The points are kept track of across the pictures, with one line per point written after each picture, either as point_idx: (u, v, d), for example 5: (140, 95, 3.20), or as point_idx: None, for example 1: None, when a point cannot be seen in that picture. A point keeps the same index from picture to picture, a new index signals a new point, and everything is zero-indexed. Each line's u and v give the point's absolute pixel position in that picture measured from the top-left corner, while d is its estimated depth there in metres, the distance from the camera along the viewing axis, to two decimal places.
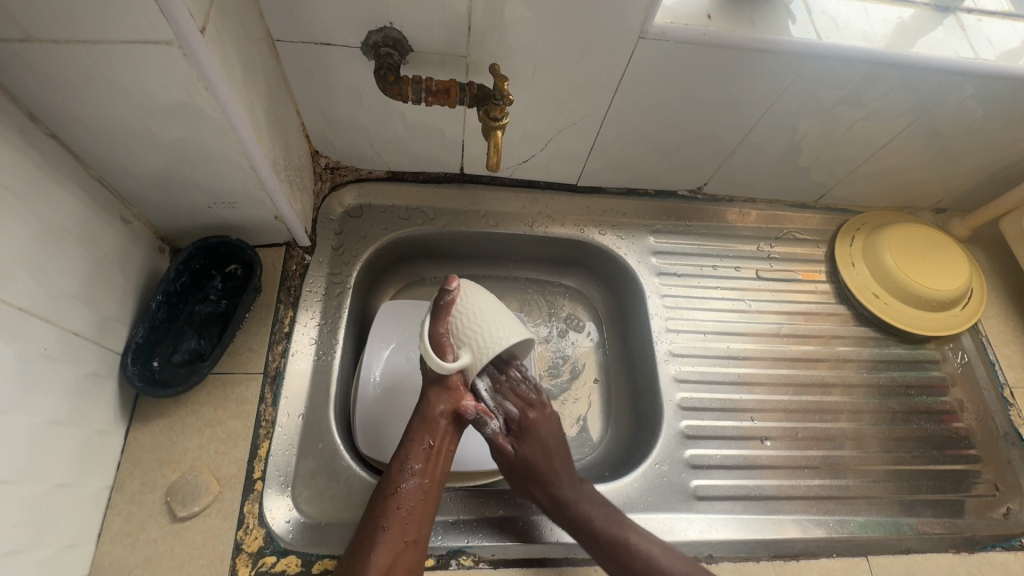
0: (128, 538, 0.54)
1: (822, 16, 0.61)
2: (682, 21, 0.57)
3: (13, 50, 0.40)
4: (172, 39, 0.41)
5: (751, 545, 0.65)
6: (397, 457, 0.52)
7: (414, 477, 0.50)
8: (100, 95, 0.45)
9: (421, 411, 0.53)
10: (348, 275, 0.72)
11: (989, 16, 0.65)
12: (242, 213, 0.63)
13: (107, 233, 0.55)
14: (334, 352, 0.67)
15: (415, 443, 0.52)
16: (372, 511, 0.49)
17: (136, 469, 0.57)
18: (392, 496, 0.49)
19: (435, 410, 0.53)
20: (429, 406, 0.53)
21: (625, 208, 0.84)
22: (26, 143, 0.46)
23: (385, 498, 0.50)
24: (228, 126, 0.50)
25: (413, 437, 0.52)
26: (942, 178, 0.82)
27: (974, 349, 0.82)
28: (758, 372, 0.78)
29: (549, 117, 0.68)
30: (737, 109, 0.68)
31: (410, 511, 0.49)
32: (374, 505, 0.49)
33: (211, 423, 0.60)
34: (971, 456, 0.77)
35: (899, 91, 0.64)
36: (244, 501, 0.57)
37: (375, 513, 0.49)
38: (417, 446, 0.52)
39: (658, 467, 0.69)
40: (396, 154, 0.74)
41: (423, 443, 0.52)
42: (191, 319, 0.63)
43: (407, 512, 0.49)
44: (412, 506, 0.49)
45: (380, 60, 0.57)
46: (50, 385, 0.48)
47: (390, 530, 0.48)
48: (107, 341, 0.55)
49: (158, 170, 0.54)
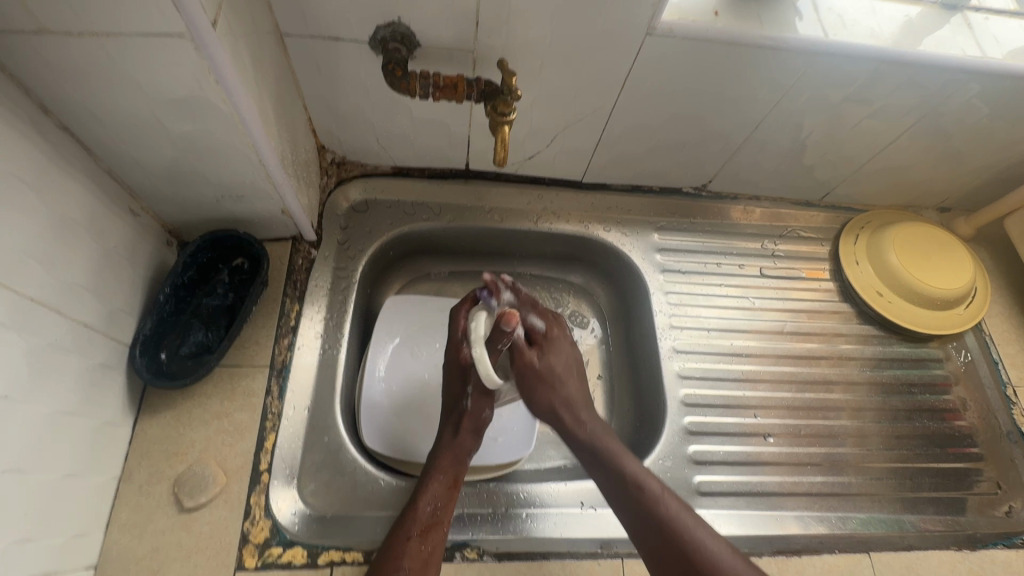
0: (136, 529, 0.54)
1: (830, 13, 0.61)
2: (689, 17, 0.57)
3: (26, 42, 0.40)
4: (184, 32, 0.41)
5: (753, 540, 0.65)
6: (420, 497, 0.55)
7: (436, 517, 0.54)
8: (111, 88, 0.45)
9: (443, 450, 0.58)
10: (354, 270, 0.72)
11: (997, 14, 0.65)
12: (249, 206, 0.63)
13: (116, 225, 0.56)
14: (340, 346, 0.67)
15: (437, 482, 0.56)
16: (395, 550, 0.52)
17: (144, 460, 0.57)
18: (416, 536, 0.53)
19: (461, 450, 0.59)
20: (453, 446, 0.58)
21: (629, 205, 0.84)
22: (38, 134, 0.46)
23: (407, 537, 0.53)
24: (237, 120, 0.50)
25: (437, 477, 0.57)
26: (947, 177, 0.82)
27: (977, 347, 0.82)
28: (762, 369, 0.78)
29: (555, 113, 0.68)
30: (743, 106, 0.68)
31: (430, 550, 0.53)
32: (396, 542, 0.52)
33: (218, 415, 0.60)
34: (973, 454, 0.77)
35: (906, 89, 0.64)
36: (250, 493, 0.57)
37: (399, 552, 0.52)
38: (441, 485, 0.56)
39: (662, 462, 0.69)
40: (402, 149, 0.74)
41: (446, 483, 0.57)
42: (199, 312, 0.63)
43: (428, 552, 0.53)
44: (433, 545, 0.53)
45: (387, 54, 0.58)
46: (60, 375, 0.49)
47: (412, 568, 0.51)
48: (115, 333, 0.55)
49: (168, 163, 0.55)
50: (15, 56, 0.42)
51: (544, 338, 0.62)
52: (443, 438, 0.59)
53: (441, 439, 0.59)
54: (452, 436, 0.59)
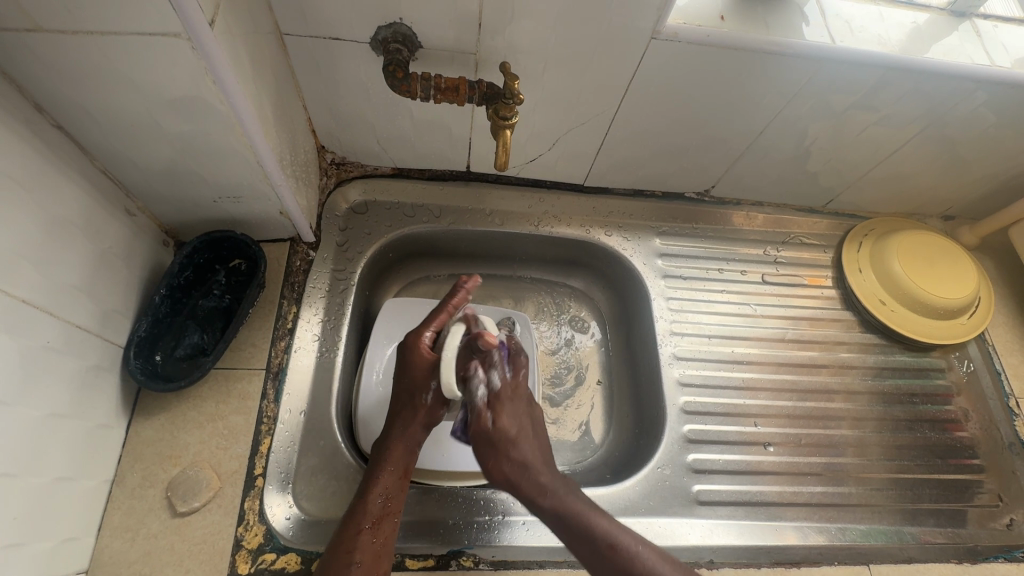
0: (128, 533, 0.54)
1: (837, 19, 0.61)
2: (695, 23, 0.56)
3: (21, 40, 0.40)
4: (181, 32, 0.40)
5: (751, 551, 0.65)
6: (371, 490, 0.53)
7: (387, 509, 0.53)
8: (108, 87, 0.45)
9: (393, 442, 0.56)
10: (352, 273, 0.72)
11: (1005, 22, 0.65)
12: (246, 207, 0.62)
13: (111, 225, 0.55)
14: (337, 350, 0.67)
15: (388, 474, 0.55)
16: (346, 546, 0.50)
17: (137, 464, 0.57)
18: (367, 530, 0.51)
19: (410, 440, 0.56)
20: (404, 437, 0.56)
21: (631, 210, 0.83)
22: (32, 133, 0.45)
23: (357, 532, 0.51)
24: (234, 120, 0.49)
25: (388, 468, 0.55)
26: (952, 186, 0.81)
27: (980, 358, 0.81)
28: (762, 377, 0.78)
29: (558, 116, 0.67)
30: (747, 112, 0.67)
31: (381, 543, 0.51)
32: (347, 538, 0.51)
33: (213, 418, 0.60)
34: (974, 466, 0.76)
35: (912, 97, 0.64)
36: (245, 497, 0.57)
37: (349, 548, 0.50)
38: (392, 478, 0.55)
39: (661, 470, 0.69)
40: (402, 151, 0.73)
41: (396, 474, 0.55)
42: (195, 313, 0.62)
43: (379, 544, 0.51)
44: (384, 538, 0.52)
45: (388, 56, 0.57)
46: (53, 378, 0.48)
47: (363, 563, 0.50)
48: (109, 334, 0.55)
49: (164, 164, 0.54)
50: (9, 54, 0.41)
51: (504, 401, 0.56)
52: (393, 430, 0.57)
53: (392, 432, 0.57)
54: (403, 428, 0.57)
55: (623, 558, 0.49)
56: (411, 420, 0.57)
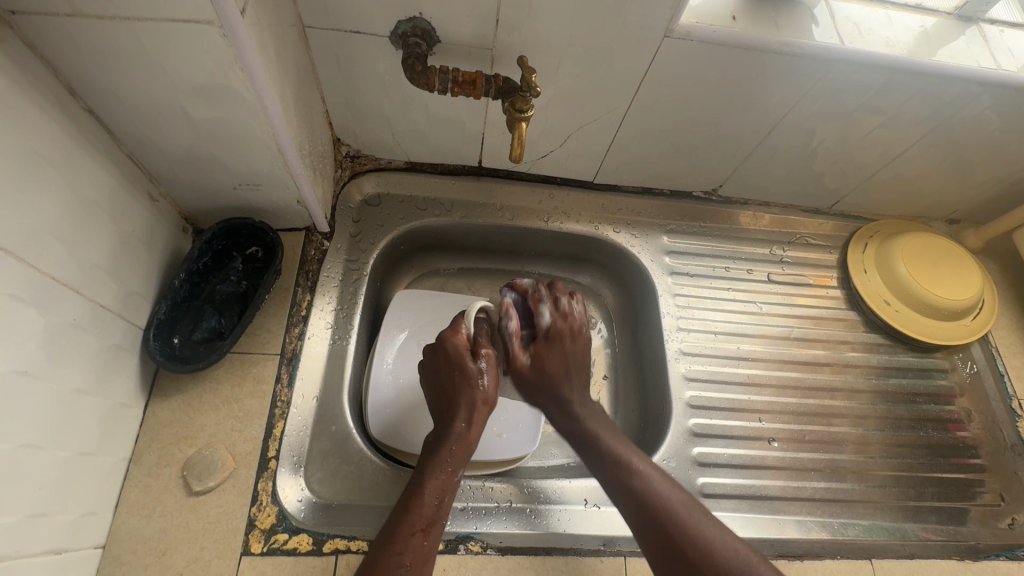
0: (144, 510, 0.55)
1: (846, 21, 0.62)
2: (707, 22, 0.57)
3: (60, 25, 0.41)
4: (213, 19, 0.42)
5: (755, 543, 0.65)
6: (427, 489, 0.51)
7: (440, 512, 0.51)
8: (139, 72, 0.46)
9: (454, 440, 0.54)
10: (365, 263, 0.73)
11: (1011, 28, 0.66)
12: (265, 195, 0.64)
13: (134, 210, 0.56)
14: (349, 337, 0.68)
15: (445, 474, 0.53)
16: (397, 547, 0.47)
17: (154, 444, 0.58)
18: (419, 530, 0.49)
19: (469, 442, 0.55)
20: (462, 437, 0.55)
21: (639, 207, 0.84)
22: (64, 116, 0.47)
23: (410, 532, 0.48)
24: (259, 107, 0.51)
25: (445, 467, 0.53)
26: (958, 189, 0.82)
27: (983, 359, 0.82)
28: (768, 374, 0.79)
29: (570, 113, 0.69)
30: (756, 111, 0.68)
31: (429, 548, 0.49)
32: (397, 538, 0.48)
33: (228, 401, 0.61)
34: (976, 466, 0.77)
35: (920, 99, 0.65)
36: (259, 478, 0.58)
37: (401, 547, 0.47)
38: (448, 477, 0.53)
39: (666, 463, 0.70)
40: (416, 145, 0.75)
41: (452, 475, 0.53)
42: (212, 298, 0.63)
43: (428, 549, 0.48)
44: (433, 543, 0.49)
45: (408, 49, 0.58)
46: (77, 356, 0.49)
47: (412, 565, 0.47)
48: (130, 316, 0.56)
49: (188, 149, 0.55)
50: (47, 38, 0.42)
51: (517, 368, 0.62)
52: (454, 425, 0.55)
53: (454, 428, 0.55)
54: (465, 425, 0.55)
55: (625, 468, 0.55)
56: (465, 416, 0.55)
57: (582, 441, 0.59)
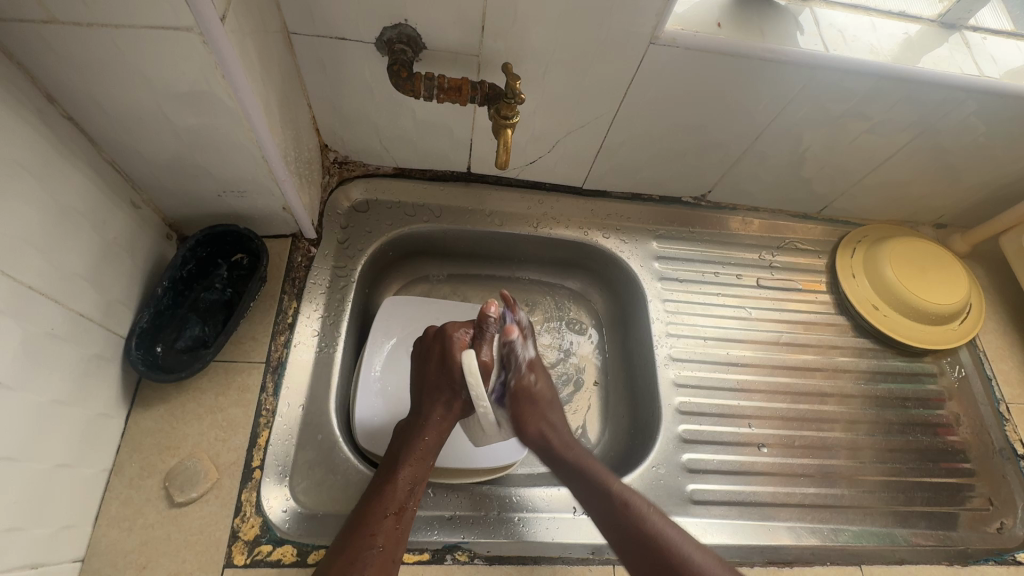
0: (125, 522, 0.54)
1: (830, 29, 0.62)
2: (691, 29, 0.58)
3: (37, 32, 0.41)
4: (193, 26, 0.41)
5: (745, 550, 0.65)
6: (400, 475, 0.56)
7: (411, 496, 0.55)
8: (119, 80, 0.46)
9: (427, 429, 0.59)
10: (353, 270, 0.73)
11: (994, 35, 0.67)
12: (251, 202, 0.63)
13: (116, 217, 0.56)
14: (336, 345, 0.67)
15: (417, 459, 0.57)
16: (370, 528, 0.51)
17: (136, 454, 0.57)
18: (392, 513, 0.53)
19: (442, 431, 0.60)
20: (436, 426, 0.59)
21: (628, 213, 0.84)
22: (42, 123, 0.46)
23: (383, 515, 0.52)
24: (242, 115, 0.50)
25: (417, 454, 0.57)
26: (944, 193, 0.82)
27: (971, 363, 0.82)
28: (756, 380, 0.78)
29: (558, 119, 0.68)
30: (744, 116, 0.68)
31: (402, 529, 0.53)
32: (371, 519, 0.52)
33: (212, 410, 0.60)
34: (965, 470, 0.77)
35: (904, 105, 0.65)
36: (242, 489, 0.57)
37: (375, 529, 0.51)
38: (421, 465, 0.57)
39: (655, 470, 0.69)
40: (404, 151, 0.75)
41: (425, 461, 0.57)
42: (197, 306, 0.63)
43: (400, 530, 0.53)
44: (405, 524, 0.53)
45: (393, 56, 0.58)
46: (55, 365, 0.48)
47: (384, 546, 0.51)
48: (111, 324, 0.55)
49: (172, 157, 0.55)
50: (23, 44, 0.42)
51: (525, 388, 0.65)
52: (430, 417, 0.60)
53: (427, 417, 0.60)
54: (440, 418, 0.60)
55: (631, 512, 0.54)
56: (447, 412, 0.61)
57: (585, 479, 0.58)
